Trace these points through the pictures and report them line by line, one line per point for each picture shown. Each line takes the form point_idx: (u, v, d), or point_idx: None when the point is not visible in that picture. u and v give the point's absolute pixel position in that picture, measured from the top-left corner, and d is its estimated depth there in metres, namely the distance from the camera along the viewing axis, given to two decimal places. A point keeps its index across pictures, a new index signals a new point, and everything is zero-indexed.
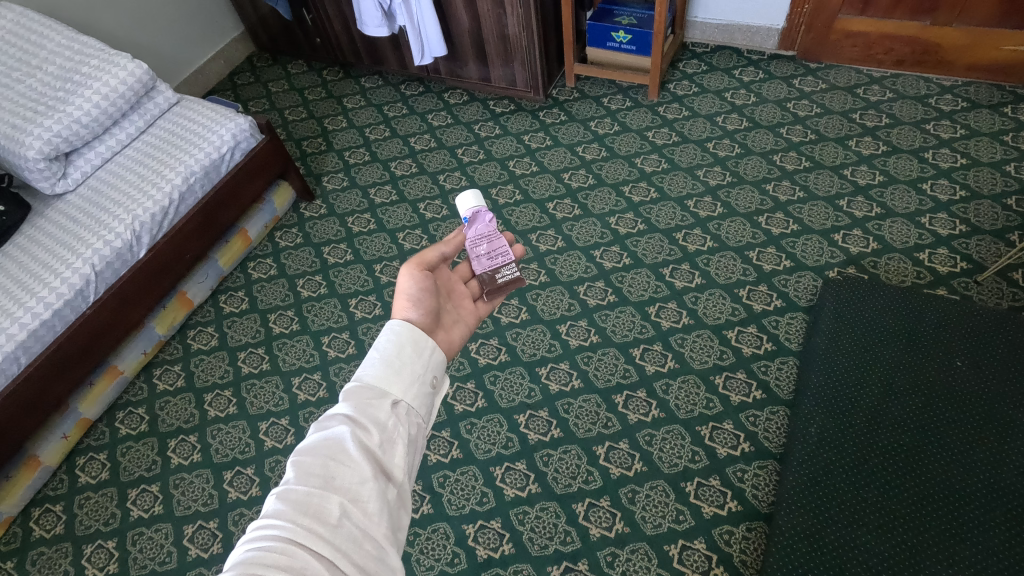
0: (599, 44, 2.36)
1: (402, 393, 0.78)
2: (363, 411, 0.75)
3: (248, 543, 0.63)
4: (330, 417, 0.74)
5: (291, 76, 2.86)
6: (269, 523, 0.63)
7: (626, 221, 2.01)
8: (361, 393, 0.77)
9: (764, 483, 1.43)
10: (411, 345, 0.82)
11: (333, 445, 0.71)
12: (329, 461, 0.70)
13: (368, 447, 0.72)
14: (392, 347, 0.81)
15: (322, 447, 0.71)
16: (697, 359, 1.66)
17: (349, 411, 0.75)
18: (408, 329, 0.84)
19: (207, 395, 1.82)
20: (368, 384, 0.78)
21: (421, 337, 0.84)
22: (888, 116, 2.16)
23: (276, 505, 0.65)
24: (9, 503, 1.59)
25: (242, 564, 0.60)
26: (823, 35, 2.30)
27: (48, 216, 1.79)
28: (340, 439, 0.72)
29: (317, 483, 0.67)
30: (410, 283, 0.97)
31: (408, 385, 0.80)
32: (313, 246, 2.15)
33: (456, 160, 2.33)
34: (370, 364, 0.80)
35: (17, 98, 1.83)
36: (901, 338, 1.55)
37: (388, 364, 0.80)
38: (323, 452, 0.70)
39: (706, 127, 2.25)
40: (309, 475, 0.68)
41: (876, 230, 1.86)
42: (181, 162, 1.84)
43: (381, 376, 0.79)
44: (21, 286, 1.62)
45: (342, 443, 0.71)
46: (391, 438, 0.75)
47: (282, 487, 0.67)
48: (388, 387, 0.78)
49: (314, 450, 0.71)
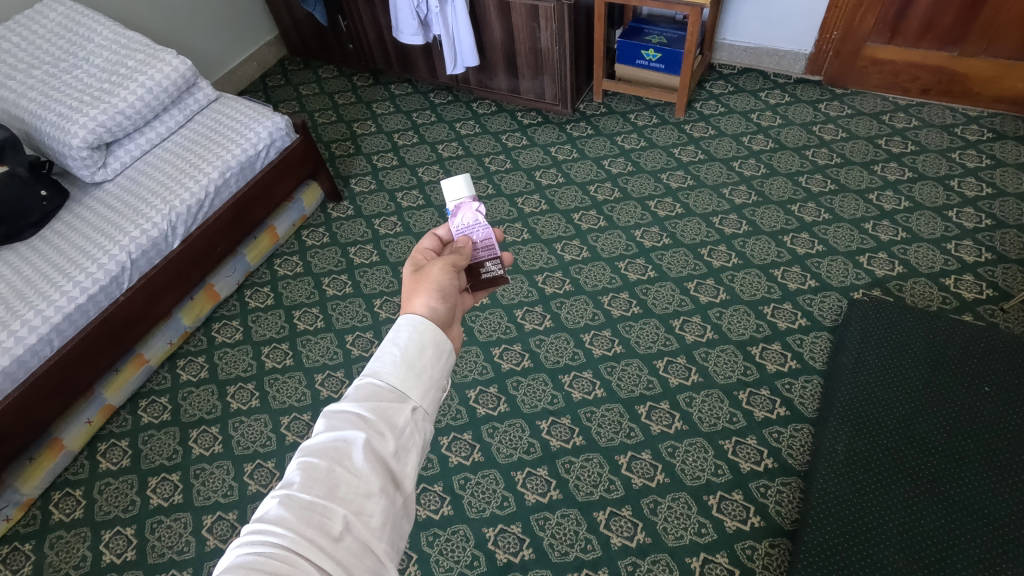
0: (628, 61, 2.40)
1: (422, 398, 0.73)
2: (379, 413, 0.69)
3: (243, 546, 0.57)
4: (340, 415, 0.68)
5: (322, 80, 2.91)
6: (268, 531, 0.58)
7: (651, 235, 2.02)
8: (378, 394, 0.71)
9: (788, 499, 1.43)
10: (433, 347, 0.76)
11: (344, 449, 0.66)
12: (335, 467, 0.64)
13: (380, 456, 0.67)
14: (414, 347, 0.75)
15: (330, 449, 0.65)
16: (720, 373, 1.67)
17: (363, 411, 0.69)
18: (431, 329, 0.77)
19: (229, 387, 1.83)
20: (386, 384, 0.72)
21: (443, 338, 0.78)
22: (913, 143, 2.18)
23: (278, 511, 0.60)
24: (31, 484, 1.60)
25: (236, 570, 0.54)
26: (850, 62, 2.34)
27: (86, 203, 1.83)
28: (351, 444, 0.66)
29: (321, 491, 0.62)
30: (437, 276, 0.92)
31: (426, 390, 0.74)
32: (339, 245, 2.17)
33: (484, 168, 2.36)
34: (388, 359, 0.73)
35: (63, 87, 1.87)
36: (927, 361, 1.55)
37: (408, 365, 0.73)
38: (330, 455, 0.65)
39: (732, 146, 2.28)
40: (313, 481, 0.62)
41: (901, 254, 1.87)
42: (218, 157, 1.88)
43: (400, 377, 0.72)
44: (58, 269, 1.64)
45: (352, 449, 0.66)
46: (405, 446, 0.70)
47: (284, 490, 0.61)
48: (408, 390, 0.72)
49: (321, 452, 0.65)
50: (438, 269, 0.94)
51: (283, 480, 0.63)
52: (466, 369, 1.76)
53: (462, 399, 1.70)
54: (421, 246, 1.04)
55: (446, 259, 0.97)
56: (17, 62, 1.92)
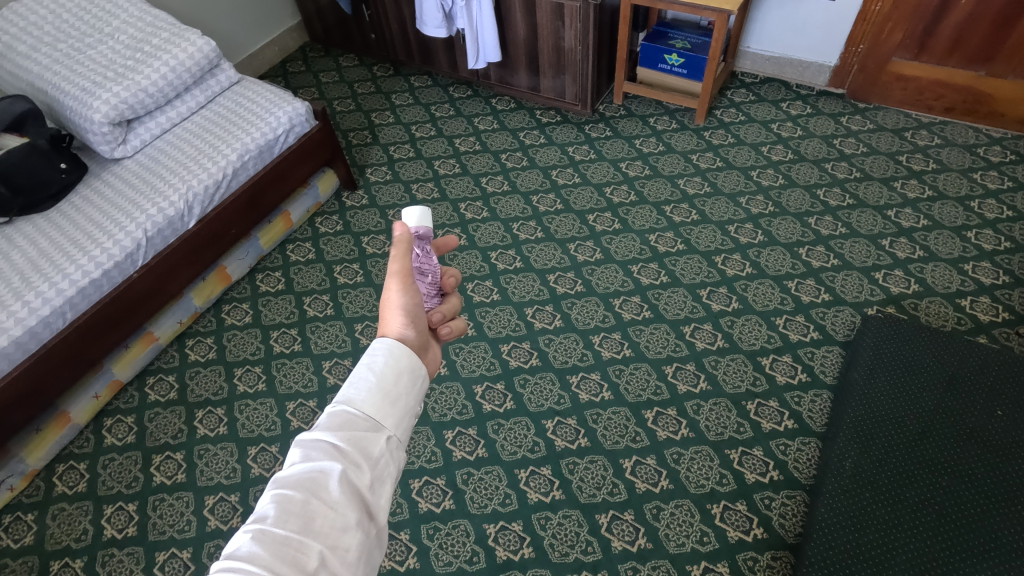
0: (650, 65, 2.39)
1: (397, 427, 0.69)
2: (354, 443, 0.66)
3: None
4: (313, 444, 0.64)
5: (342, 68, 2.91)
6: (241, 569, 0.54)
7: (665, 240, 2.01)
8: (352, 423, 0.67)
9: (791, 513, 1.42)
10: (409, 374, 0.72)
11: (320, 480, 0.62)
12: (311, 499, 0.61)
13: (356, 487, 0.64)
14: (390, 373, 0.71)
15: (305, 480, 0.62)
16: (729, 382, 1.66)
17: (338, 440, 0.65)
18: (407, 353, 0.74)
19: (237, 369, 1.84)
20: (361, 413, 0.68)
21: (418, 364, 0.74)
22: (934, 162, 2.16)
23: (250, 547, 0.56)
24: (36, 455, 1.61)
25: None
26: (874, 76, 2.32)
27: (104, 179, 1.83)
28: (327, 475, 0.63)
29: (296, 525, 0.58)
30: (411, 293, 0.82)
31: (401, 419, 0.70)
32: (352, 234, 2.17)
33: (500, 165, 2.35)
34: (362, 387, 0.69)
35: (87, 61, 1.88)
36: (941, 383, 1.53)
37: (383, 393, 0.70)
38: (305, 487, 0.61)
39: (750, 155, 2.27)
40: (288, 515, 0.59)
41: (917, 272, 1.85)
42: (237, 139, 1.88)
43: (375, 405, 0.68)
44: (74, 243, 1.65)
45: (328, 480, 0.62)
46: (381, 476, 0.66)
47: (257, 525, 0.58)
48: (383, 419, 0.68)
49: (296, 483, 0.61)
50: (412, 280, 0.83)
51: (255, 514, 0.60)
52: (473, 364, 1.76)
53: (469, 393, 1.70)
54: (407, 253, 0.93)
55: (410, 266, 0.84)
56: (43, 35, 1.93)
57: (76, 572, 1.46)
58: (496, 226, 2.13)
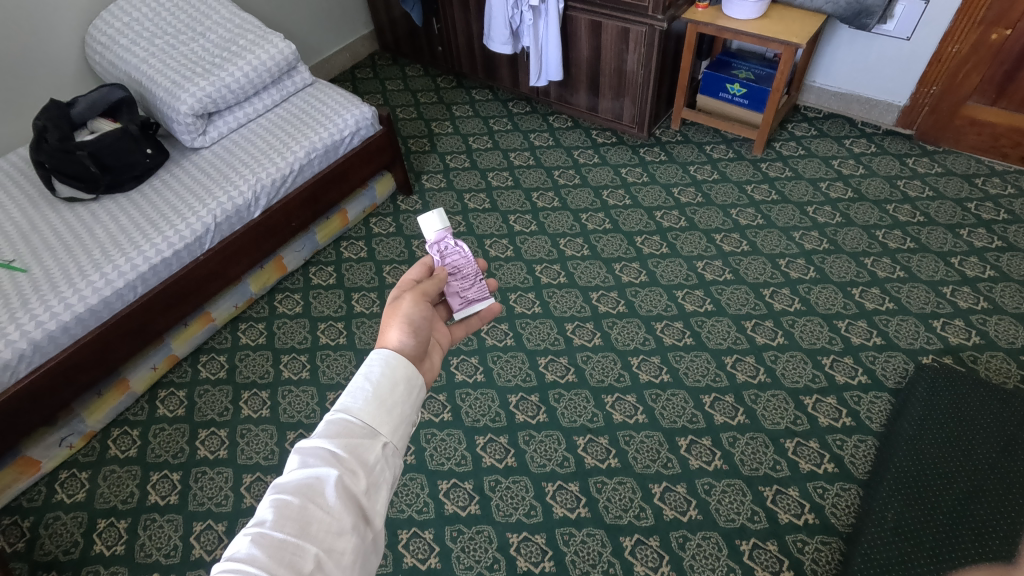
0: (711, 93, 2.40)
1: (392, 434, 0.71)
2: (351, 451, 0.68)
3: None
4: (312, 451, 0.67)
5: (408, 78, 3.03)
6: (239, 570, 0.56)
7: (713, 268, 2.00)
8: (350, 430, 0.69)
9: (825, 560, 1.37)
10: (405, 384, 0.75)
11: (317, 486, 0.65)
12: (308, 505, 0.63)
13: (352, 493, 0.66)
14: (386, 383, 0.73)
15: (303, 486, 0.64)
16: (769, 418, 1.62)
17: (335, 447, 0.67)
18: (403, 364, 0.76)
19: (284, 356, 1.91)
20: (358, 421, 0.70)
21: (414, 374, 0.76)
22: (1005, 212, 2.07)
23: (249, 550, 0.58)
24: (95, 418, 1.72)
25: None
26: (945, 119, 2.25)
27: (183, 165, 1.96)
28: (323, 481, 0.65)
29: (293, 529, 0.61)
30: (410, 308, 0.89)
31: (397, 426, 0.72)
32: (403, 237, 2.24)
33: (552, 180, 2.39)
34: (360, 396, 0.71)
35: (179, 56, 2.02)
36: (998, 443, 1.48)
37: (380, 401, 0.72)
38: (303, 493, 0.64)
39: (808, 190, 2.23)
40: (286, 519, 0.61)
41: (980, 324, 1.77)
42: (305, 138, 1.98)
43: (372, 413, 0.71)
44: (151, 223, 1.77)
45: (325, 486, 0.65)
46: (377, 482, 0.68)
47: (256, 528, 0.60)
48: (379, 426, 0.71)
49: (295, 489, 0.64)
50: (410, 300, 0.91)
51: (254, 519, 0.62)
52: (510, 373, 1.78)
53: (503, 402, 1.72)
54: (408, 275, 0.99)
55: (420, 290, 0.94)
56: (142, 30, 2.09)
57: (120, 533, 1.54)
58: (543, 240, 2.16)
